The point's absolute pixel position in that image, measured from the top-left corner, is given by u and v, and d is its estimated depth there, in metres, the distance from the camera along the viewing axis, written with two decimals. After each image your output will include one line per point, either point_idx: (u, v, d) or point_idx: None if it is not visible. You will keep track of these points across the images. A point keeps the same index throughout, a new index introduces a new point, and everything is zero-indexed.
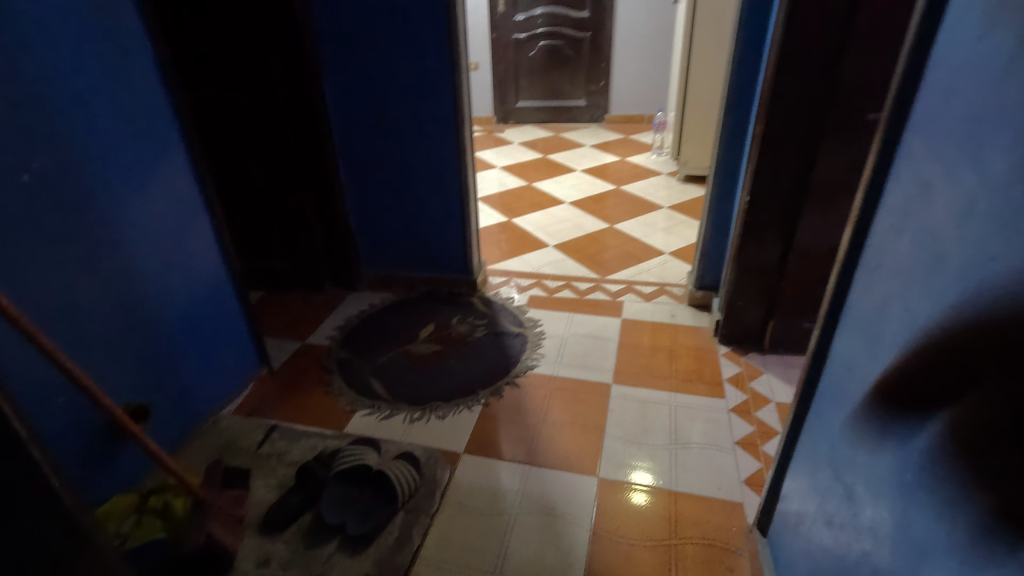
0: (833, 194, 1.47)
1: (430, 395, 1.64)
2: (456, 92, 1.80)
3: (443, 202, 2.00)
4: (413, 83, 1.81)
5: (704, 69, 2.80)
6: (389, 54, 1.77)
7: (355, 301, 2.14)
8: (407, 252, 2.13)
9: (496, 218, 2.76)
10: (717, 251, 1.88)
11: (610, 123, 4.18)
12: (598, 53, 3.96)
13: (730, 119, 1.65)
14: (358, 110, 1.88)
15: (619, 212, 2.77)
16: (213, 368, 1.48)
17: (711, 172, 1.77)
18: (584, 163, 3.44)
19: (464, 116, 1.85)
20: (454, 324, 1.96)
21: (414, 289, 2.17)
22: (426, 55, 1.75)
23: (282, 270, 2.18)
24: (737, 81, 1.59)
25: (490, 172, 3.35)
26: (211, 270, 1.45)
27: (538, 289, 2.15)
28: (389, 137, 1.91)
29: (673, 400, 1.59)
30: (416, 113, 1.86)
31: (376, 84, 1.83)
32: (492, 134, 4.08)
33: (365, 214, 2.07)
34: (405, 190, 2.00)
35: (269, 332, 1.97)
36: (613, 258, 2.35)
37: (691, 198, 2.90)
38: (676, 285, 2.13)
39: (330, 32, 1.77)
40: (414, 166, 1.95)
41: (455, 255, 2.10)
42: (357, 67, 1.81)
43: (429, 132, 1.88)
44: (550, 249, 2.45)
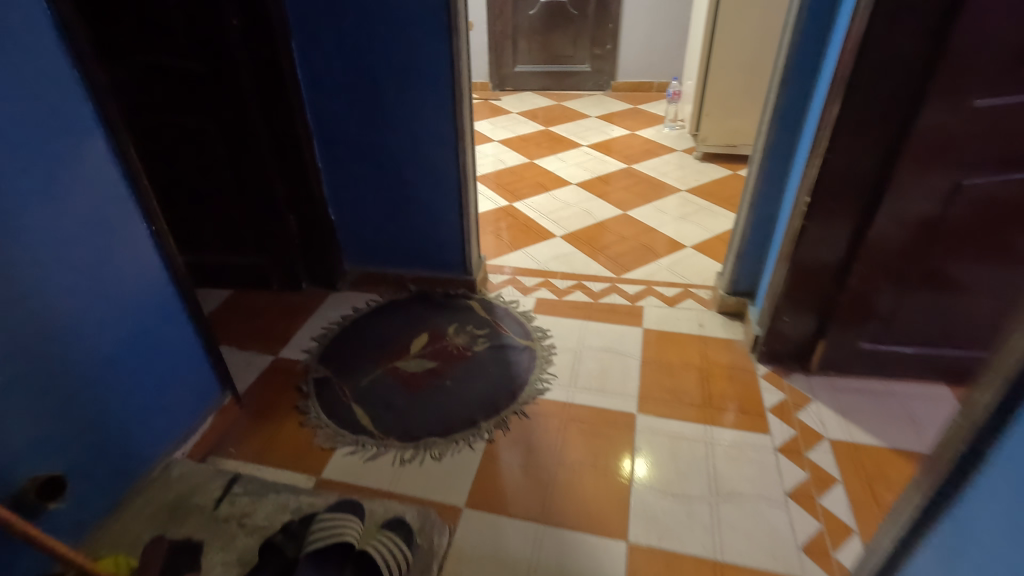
0: (914, 197, 1.22)
1: (424, 428, 1.40)
2: (453, 62, 1.49)
3: (438, 192, 1.72)
4: (401, 49, 1.49)
5: (730, 33, 2.48)
6: (372, 12, 1.45)
7: (336, 303, 1.87)
8: (396, 248, 1.86)
9: (495, 202, 2.48)
10: (755, 253, 1.63)
11: (616, 91, 3.85)
12: (605, 13, 3.60)
13: (783, 103, 1.38)
14: (335, 82, 1.57)
15: (632, 196, 2.49)
16: (160, 405, 1.23)
17: (754, 163, 1.50)
18: (590, 137, 3.13)
19: (463, 92, 1.55)
20: (451, 334, 1.71)
21: (405, 289, 1.91)
22: (417, 16, 1.44)
23: (251, 268, 1.90)
24: (797, 56, 1.31)
25: (487, 147, 3.03)
26: (153, 289, 1.18)
27: (546, 291, 1.90)
28: (373, 114, 1.61)
29: (709, 436, 1.36)
30: (405, 86, 1.55)
31: (356, 50, 1.51)
32: (488, 102, 3.73)
33: (346, 204, 1.79)
34: (392, 178, 1.71)
35: (237, 344, 1.71)
36: (628, 252, 2.09)
37: (710, 179, 2.62)
38: (702, 286, 1.88)
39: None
40: (403, 149, 1.66)
41: (451, 252, 1.83)
42: (332, 30, 1.49)
43: (421, 108, 1.58)
44: (557, 240, 2.18)
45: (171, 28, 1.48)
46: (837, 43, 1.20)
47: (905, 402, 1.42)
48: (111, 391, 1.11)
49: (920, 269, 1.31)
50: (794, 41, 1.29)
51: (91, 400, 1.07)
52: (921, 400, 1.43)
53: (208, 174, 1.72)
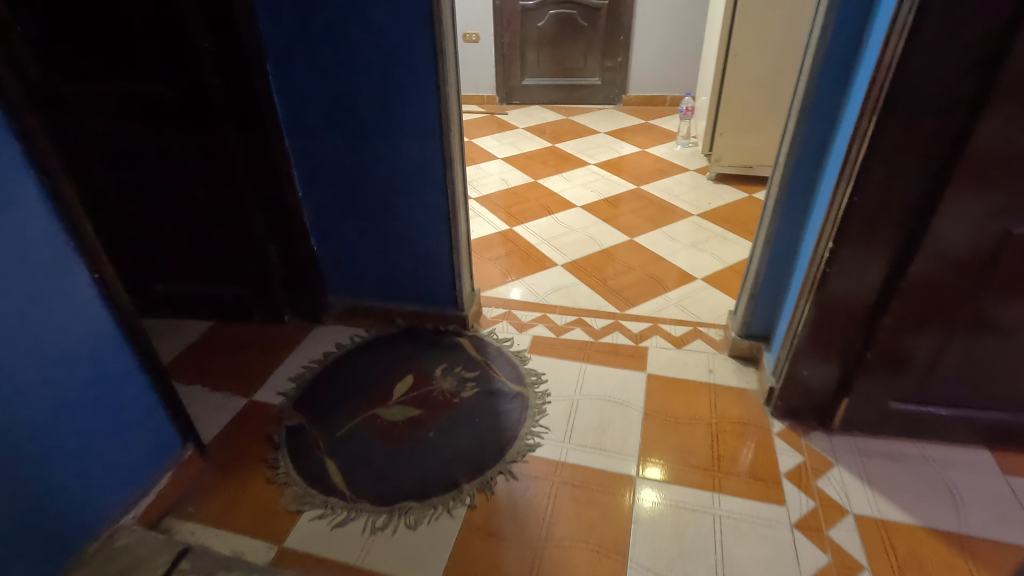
0: (954, 244, 1.07)
1: (401, 488, 1.27)
2: (439, 88, 1.36)
3: (426, 223, 1.60)
4: (383, 74, 1.37)
5: (747, 48, 2.34)
6: (351, 33, 1.33)
7: (320, 338, 1.76)
8: (383, 281, 1.74)
9: (495, 226, 2.35)
10: (771, 295, 1.49)
11: (628, 105, 3.71)
12: (616, 24, 3.46)
13: (803, 135, 1.24)
14: (315, 108, 1.46)
15: (640, 220, 2.35)
16: (105, 466, 1.12)
17: (769, 198, 1.36)
18: (599, 155, 3.00)
19: (451, 120, 1.42)
20: (438, 377, 1.58)
21: (392, 324, 1.78)
22: (400, 39, 1.32)
23: (232, 300, 1.80)
24: (820, 84, 1.17)
25: (491, 165, 2.91)
26: (99, 343, 1.08)
27: (543, 327, 1.76)
28: (355, 141, 1.49)
29: (717, 507, 1.21)
30: (388, 113, 1.43)
31: (334, 74, 1.40)
32: (494, 116, 3.61)
33: (329, 234, 1.67)
34: (378, 208, 1.60)
35: (211, 385, 1.60)
36: (634, 283, 1.95)
37: (725, 202, 2.47)
38: (713, 325, 1.73)
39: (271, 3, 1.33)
40: (388, 179, 1.54)
41: (441, 286, 1.71)
42: (309, 52, 1.37)
43: (406, 137, 1.46)
44: (558, 269, 2.04)
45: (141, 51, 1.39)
46: (866, 72, 1.06)
47: (940, 470, 1.27)
48: (45, 456, 1.00)
49: (959, 324, 1.16)
50: (814, 67, 1.15)
51: (19, 468, 0.96)
52: (957, 468, 1.27)
53: (184, 202, 1.62)
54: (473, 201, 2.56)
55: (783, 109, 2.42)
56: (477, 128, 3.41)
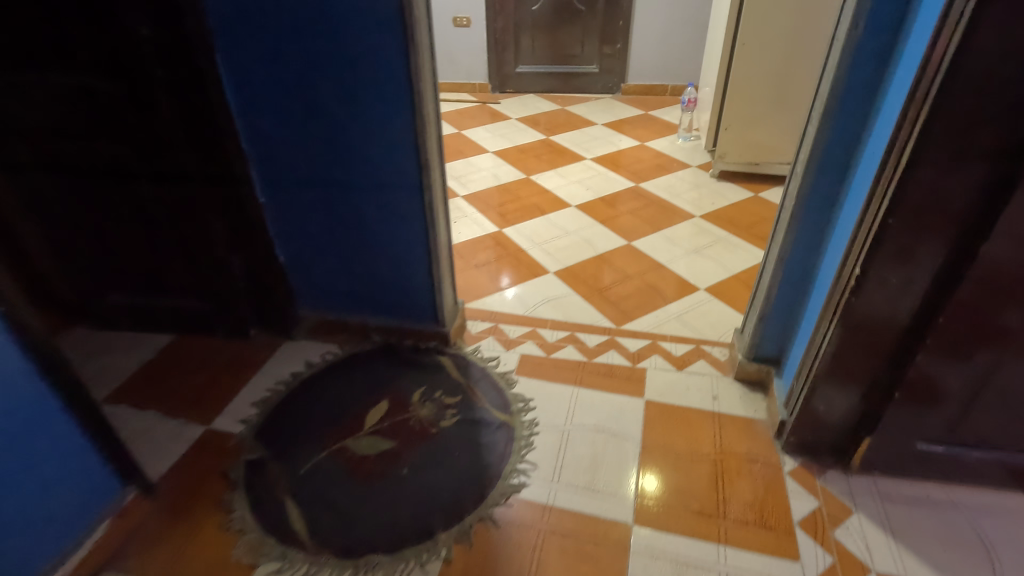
0: (1001, 275, 0.92)
1: (369, 538, 1.14)
2: (413, 85, 1.20)
3: (402, 233, 1.45)
4: (348, 66, 1.20)
5: (755, 35, 2.17)
6: (308, 19, 1.16)
7: (288, 357, 1.61)
8: (358, 295, 1.58)
9: (483, 228, 2.20)
10: (783, 316, 1.34)
11: (627, 94, 3.53)
12: (615, 8, 3.28)
13: (827, 141, 1.08)
14: (272, 103, 1.29)
15: (639, 222, 2.19)
16: (21, 526, 0.97)
17: (785, 211, 1.21)
18: (595, 148, 2.83)
19: (426, 120, 1.26)
20: (415, 402, 1.44)
21: (368, 340, 1.64)
22: (365, 26, 1.15)
23: (193, 312, 1.65)
24: (848, 85, 1.01)
25: (481, 160, 2.75)
26: (11, 385, 0.93)
27: (532, 345, 1.62)
28: (319, 142, 1.33)
29: (722, 563, 1.08)
30: (355, 111, 1.26)
31: (291, 66, 1.23)
32: (486, 105, 3.43)
33: (296, 244, 1.52)
34: (348, 217, 1.44)
35: (166, 411, 1.45)
36: (632, 294, 1.80)
37: (729, 202, 2.31)
38: (717, 344, 1.59)
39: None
40: (358, 184, 1.38)
41: (421, 301, 1.56)
42: (262, 41, 1.21)
43: (377, 138, 1.30)
44: (550, 277, 1.89)
45: (81, 42, 1.26)
46: (906, 73, 0.90)
47: (971, 519, 1.13)
48: None
49: (1001, 362, 1.02)
50: (842, 65, 0.99)
51: None
52: (989, 517, 1.14)
53: (135, 206, 1.48)
54: (461, 199, 2.40)
55: (793, 102, 2.26)
56: (467, 118, 3.24)
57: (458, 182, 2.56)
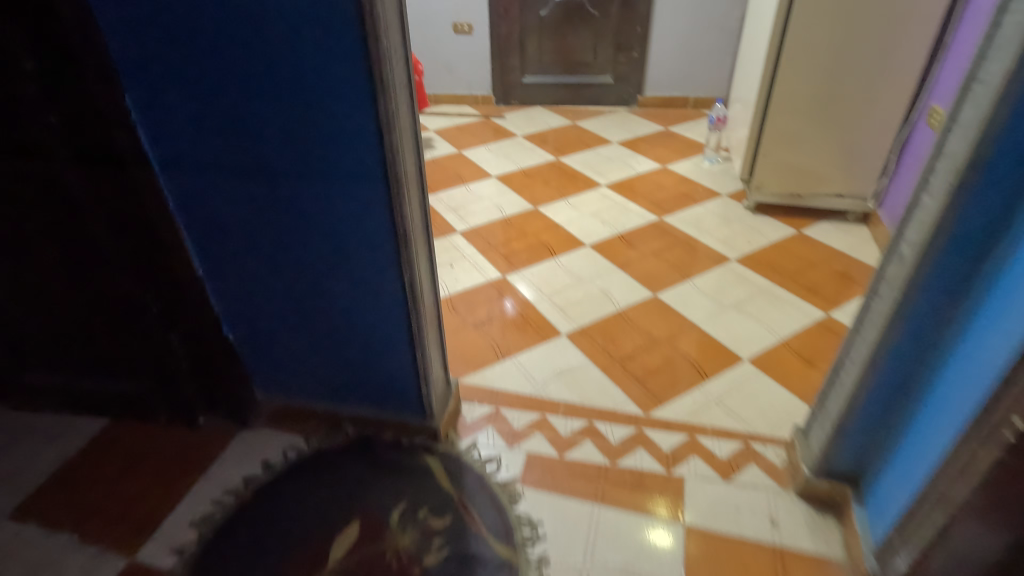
0: None
1: None
2: (384, 141, 0.91)
3: (377, 313, 1.15)
4: (298, 112, 0.90)
5: (804, 47, 1.83)
6: (240, 50, 0.86)
7: (243, 453, 1.32)
8: (327, 380, 1.29)
9: (483, 274, 1.89)
10: (869, 429, 1.03)
11: (644, 107, 3.22)
12: (632, 13, 2.96)
13: (956, 223, 0.78)
14: (203, 158, 0.99)
15: (664, 267, 1.88)
16: None
17: (882, 308, 0.91)
18: (610, 172, 2.52)
19: (405, 183, 0.97)
20: (393, 527, 1.14)
21: (341, 432, 1.34)
22: (318, 61, 0.85)
23: (129, 396, 1.36)
24: (998, 147, 0.72)
25: (483, 186, 2.44)
26: None
27: (542, 439, 1.31)
28: (268, 206, 1.03)
29: None
30: (311, 169, 0.96)
31: (225, 111, 0.93)
32: (489, 120, 3.12)
33: (247, 322, 1.22)
34: (308, 294, 1.14)
35: (84, 535, 1.17)
36: (661, 366, 1.49)
37: (768, 241, 1.99)
38: (770, 442, 1.28)
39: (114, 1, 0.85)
40: (321, 257, 1.08)
41: (403, 390, 1.26)
42: (184, 81, 0.91)
43: (340, 203, 1.00)
44: (561, 342, 1.59)
45: None
46: None
47: None
48: None
49: None
50: (995, 120, 0.70)
51: None
52: None
53: (47, 275, 1.19)
54: (458, 236, 2.10)
55: (844, 127, 1.93)
56: (468, 136, 2.93)
57: (456, 214, 2.25)
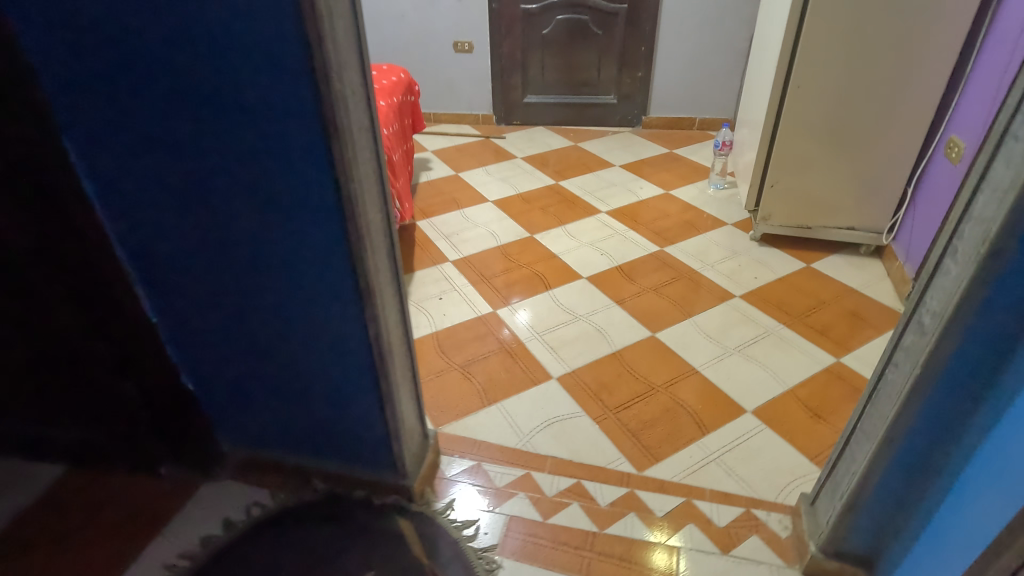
0: None
1: None
2: (341, 192, 0.81)
3: (343, 369, 1.05)
4: (247, 160, 0.81)
5: (816, 74, 1.73)
6: (181, 93, 0.77)
7: (205, 510, 1.23)
8: (295, 434, 1.19)
9: (473, 308, 1.80)
10: (883, 512, 0.91)
11: (649, 128, 3.13)
12: (637, 33, 2.88)
13: (985, 296, 0.68)
14: (149, 205, 0.91)
15: (664, 304, 1.78)
16: None
17: (898, 381, 0.81)
18: (611, 198, 2.42)
19: (368, 235, 0.88)
20: None
21: (310, 488, 1.25)
22: (265, 106, 0.76)
23: (87, 445, 1.28)
24: None
25: (478, 212, 2.36)
26: None
27: (525, 500, 1.21)
28: (221, 256, 0.94)
29: None
30: (264, 220, 0.87)
31: (169, 157, 0.84)
32: (489, 141, 3.04)
33: (208, 372, 1.13)
34: (270, 346, 1.06)
35: None
36: (657, 417, 1.39)
37: (775, 276, 1.89)
38: (774, 508, 1.17)
39: (43, 37, 0.77)
40: (281, 311, 0.99)
41: (375, 447, 1.16)
42: (123, 124, 0.82)
43: (297, 257, 0.91)
44: (551, 387, 1.49)
45: None
46: None
47: None
48: None
49: None
50: None
51: None
52: None
53: None
54: (449, 266, 2.01)
55: (857, 158, 1.83)
56: (467, 157, 2.85)
57: (448, 241, 2.16)
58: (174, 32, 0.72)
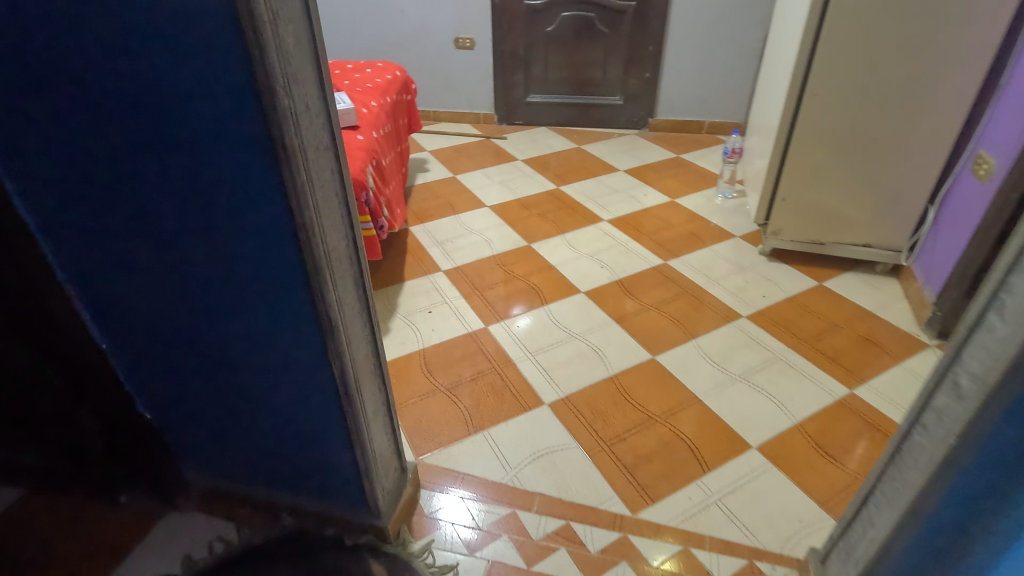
0: None
1: None
2: (295, 219, 0.71)
3: (309, 404, 0.96)
4: (189, 182, 0.72)
5: (833, 81, 1.62)
6: (112, 105, 0.68)
7: (165, 545, 1.14)
8: (260, 468, 1.10)
9: (464, 323, 1.70)
10: None
11: (655, 131, 3.02)
12: (646, 32, 2.77)
13: None
14: (89, 226, 0.81)
15: (666, 323, 1.68)
16: None
17: (928, 446, 0.71)
18: (614, 205, 2.32)
19: (330, 265, 0.78)
20: None
21: (278, 523, 1.16)
22: (204, 123, 0.66)
23: (40, 471, 1.19)
24: None
25: (474, 218, 2.26)
26: None
27: (509, 543, 1.12)
28: (171, 283, 0.85)
29: None
30: (215, 247, 0.78)
31: (104, 176, 0.74)
32: (489, 141, 2.93)
33: (165, 401, 1.04)
34: (229, 377, 0.97)
35: None
36: (655, 451, 1.29)
37: (785, 295, 1.78)
38: (779, 561, 1.08)
39: None
40: (238, 342, 0.90)
41: (346, 485, 1.07)
42: (52, 137, 0.73)
43: (254, 287, 0.81)
44: (543, 414, 1.39)
45: None
46: None
47: None
48: None
49: None
50: None
51: None
52: None
53: None
54: (441, 277, 1.91)
55: (875, 171, 1.72)
56: (465, 159, 2.75)
57: (441, 249, 2.07)
58: (97, 37, 0.62)
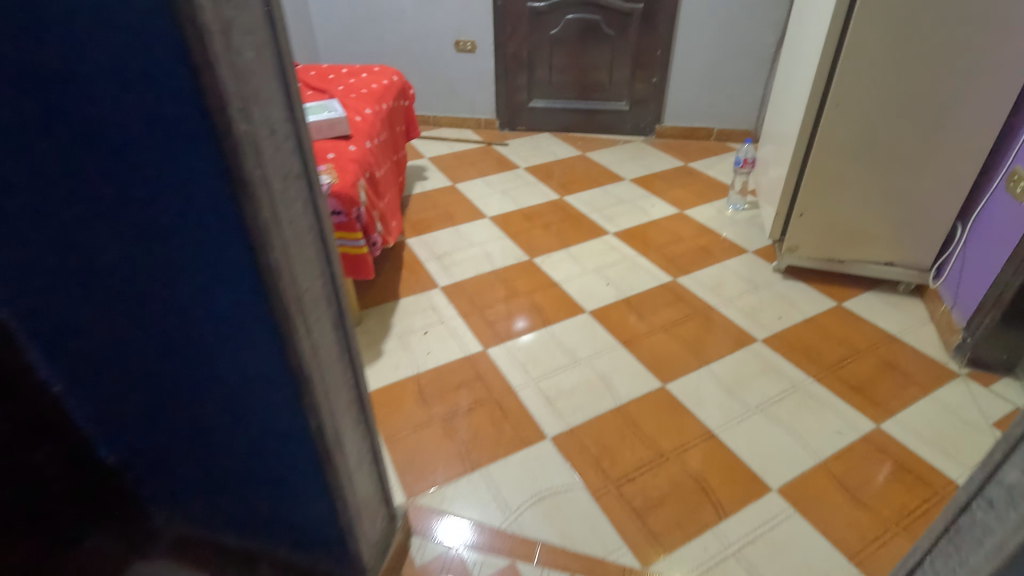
0: None
1: None
2: (258, 261, 0.61)
3: (283, 456, 0.86)
4: (137, 216, 0.62)
5: (856, 91, 1.52)
6: (45, 129, 0.58)
7: None
8: (235, 517, 1.01)
9: (461, 346, 1.60)
10: None
11: (663, 137, 2.92)
12: (653, 35, 2.66)
13: None
14: (30, 261, 0.71)
15: (677, 347, 1.57)
16: None
17: (994, 531, 0.61)
18: (620, 217, 2.21)
19: (302, 309, 0.68)
20: None
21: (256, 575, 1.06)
22: (148, 154, 0.56)
23: None
24: None
25: (474, 229, 2.16)
26: None
27: None
28: (126, 325, 0.75)
29: None
30: (169, 290, 0.68)
31: (43, 207, 0.64)
32: (490, 148, 2.84)
33: (129, 445, 0.94)
34: (195, 425, 0.86)
35: None
36: (667, 494, 1.19)
37: (802, 317, 1.68)
38: None
39: None
40: (202, 390, 0.80)
41: (328, 539, 0.97)
42: None
43: (215, 334, 0.71)
44: (545, 449, 1.29)
45: None
46: None
47: None
48: None
49: None
50: None
51: None
52: None
53: None
54: (438, 294, 1.82)
55: (899, 187, 1.62)
56: (466, 166, 2.65)
57: (439, 263, 1.97)
58: (19, 50, 0.53)
